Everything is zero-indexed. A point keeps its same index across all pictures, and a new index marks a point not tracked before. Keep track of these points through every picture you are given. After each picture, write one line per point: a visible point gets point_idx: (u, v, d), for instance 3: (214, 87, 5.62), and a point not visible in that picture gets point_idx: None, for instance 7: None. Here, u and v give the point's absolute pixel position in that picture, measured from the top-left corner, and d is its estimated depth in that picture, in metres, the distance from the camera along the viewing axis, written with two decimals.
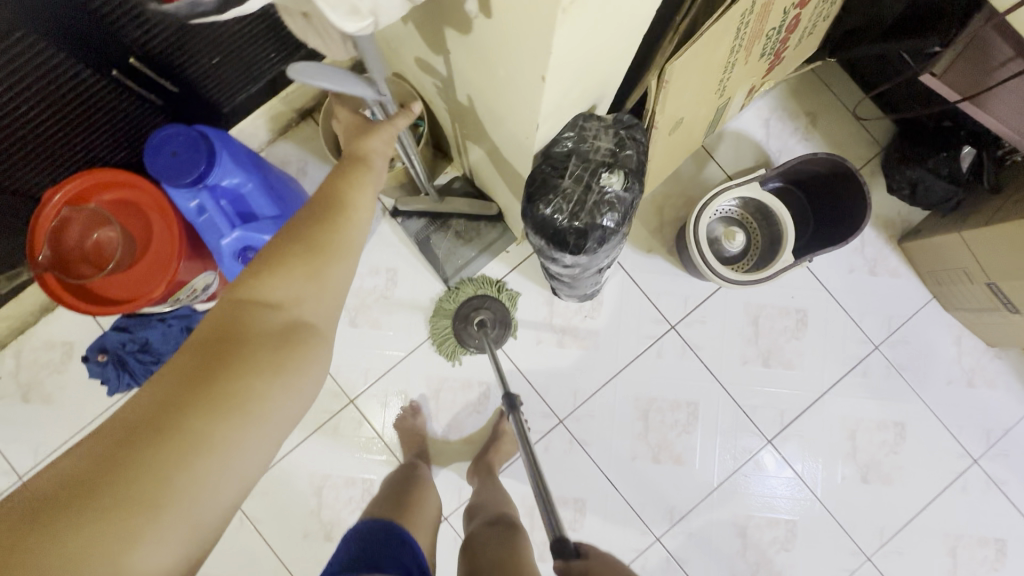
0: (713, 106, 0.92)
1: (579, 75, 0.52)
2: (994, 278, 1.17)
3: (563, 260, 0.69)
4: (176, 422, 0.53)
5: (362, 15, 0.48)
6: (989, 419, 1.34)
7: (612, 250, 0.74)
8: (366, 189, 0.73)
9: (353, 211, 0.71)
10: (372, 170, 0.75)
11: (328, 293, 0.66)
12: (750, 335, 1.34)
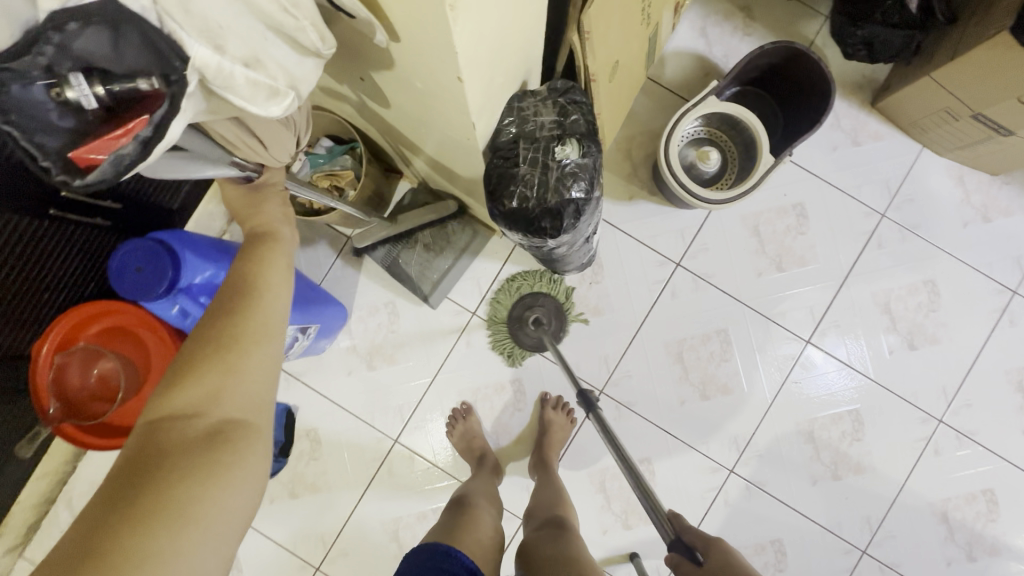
0: (644, 36, 0.88)
1: (498, 59, 0.50)
2: (977, 109, 1.13)
3: (548, 246, 0.66)
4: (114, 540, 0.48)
5: (282, 92, 0.46)
6: (1016, 247, 1.31)
7: (593, 218, 0.71)
8: (275, 268, 0.70)
9: (262, 295, 0.67)
10: (280, 242, 0.73)
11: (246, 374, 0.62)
12: (757, 246, 1.32)
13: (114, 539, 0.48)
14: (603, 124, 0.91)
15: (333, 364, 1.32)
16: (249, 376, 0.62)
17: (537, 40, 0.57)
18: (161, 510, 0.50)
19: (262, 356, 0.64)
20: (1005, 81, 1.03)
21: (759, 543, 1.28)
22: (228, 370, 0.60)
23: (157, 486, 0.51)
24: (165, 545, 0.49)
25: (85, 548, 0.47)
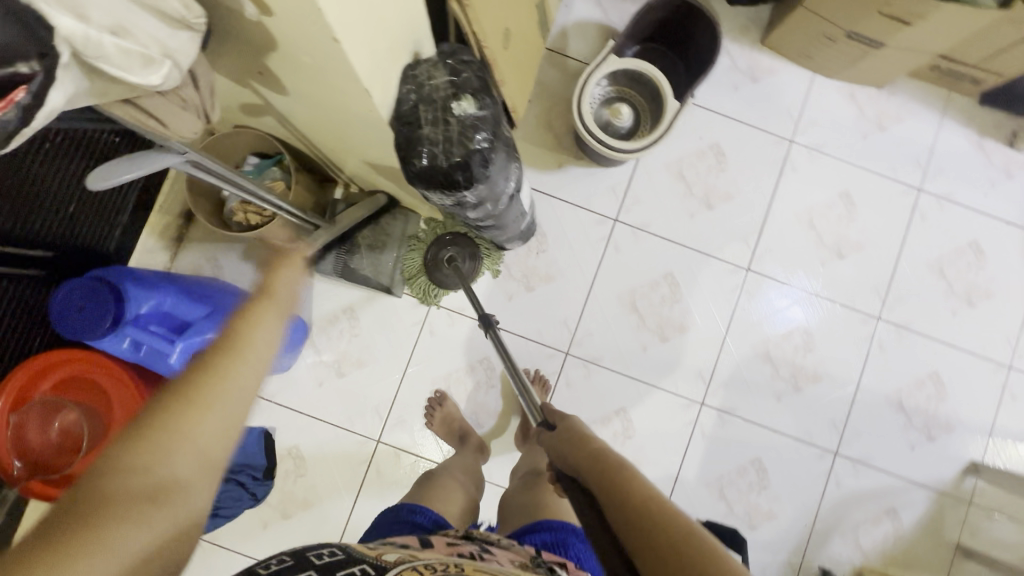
0: (531, 4, 0.94)
1: (372, 21, 0.53)
2: (849, 28, 1.23)
3: (467, 199, 0.69)
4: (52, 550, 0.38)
5: (158, 61, 0.49)
6: (912, 148, 1.42)
7: (507, 171, 0.75)
8: (291, 281, 0.58)
9: (272, 298, 0.56)
10: (290, 272, 0.60)
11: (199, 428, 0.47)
12: (684, 189, 1.39)
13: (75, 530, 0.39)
14: (510, 93, 0.97)
15: (302, 379, 1.33)
16: (244, 362, 0.50)
17: (414, 7, 0.61)
18: (107, 506, 0.41)
19: (257, 362, 0.52)
20: None
21: (739, 465, 1.35)
22: (242, 344, 0.51)
23: (129, 470, 0.43)
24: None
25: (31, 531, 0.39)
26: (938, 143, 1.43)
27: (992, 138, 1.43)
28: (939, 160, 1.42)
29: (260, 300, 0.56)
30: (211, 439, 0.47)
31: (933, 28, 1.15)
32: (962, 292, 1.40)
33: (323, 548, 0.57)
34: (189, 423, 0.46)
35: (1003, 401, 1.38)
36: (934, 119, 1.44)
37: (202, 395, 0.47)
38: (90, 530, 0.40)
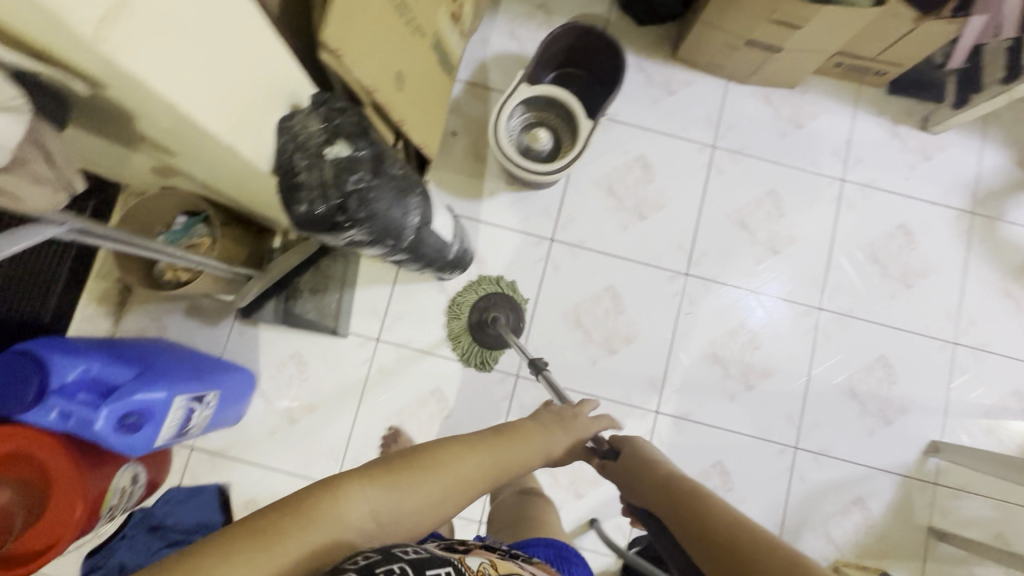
0: (425, 46, 0.98)
1: (217, 90, 0.56)
2: (748, 35, 1.29)
3: (354, 237, 0.72)
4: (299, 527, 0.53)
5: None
6: (831, 142, 1.48)
7: (400, 206, 0.77)
8: (521, 447, 0.73)
9: (519, 433, 0.74)
10: (516, 435, 0.73)
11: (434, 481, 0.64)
12: (616, 203, 1.43)
13: (316, 512, 0.55)
14: (416, 131, 1.01)
15: (254, 429, 1.33)
16: (473, 472, 0.67)
17: (275, 67, 0.64)
18: (318, 523, 0.55)
19: (469, 479, 0.67)
20: (751, 7, 1.20)
21: (702, 470, 1.34)
22: (480, 459, 0.68)
23: (363, 484, 0.60)
24: (300, 555, 0.52)
25: (278, 514, 0.54)
26: (855, 135, 1.48)
27: (904, 124, 1.48)
28: (857, 150, 1.47)
29: (511, 445, 0.72)
30: (426, 494, 0.63)
31: (821, 29, 1.21)
32: (897, 274, 1.43)
33: (404, 546, 0.56)
34: (411, 474, 0.63)
35: (953, 377, 1.40)
36: (848, 112, 1.49)
37: (427, 466, 0.65)
38: (325, 524, 0.55)
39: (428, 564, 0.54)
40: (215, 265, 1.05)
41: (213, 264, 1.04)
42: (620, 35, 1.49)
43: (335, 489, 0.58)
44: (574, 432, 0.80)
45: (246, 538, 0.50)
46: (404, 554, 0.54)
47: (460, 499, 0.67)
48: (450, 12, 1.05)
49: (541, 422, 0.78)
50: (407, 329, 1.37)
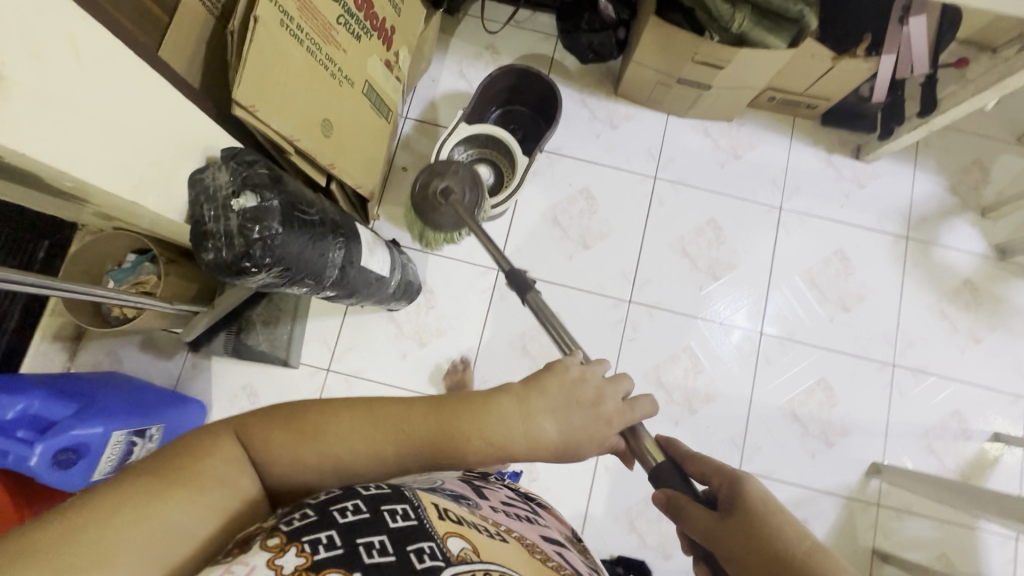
0: (356, 94, 1.04)
1: (117, 161, 0.63)
2: (678, 75, 1.35)
3: (262, 281, 0.76)
4: (179, 480, 0.40)
5: None
6: (769, 171, 1.53)
7: (312, 248, 0.81)
8: (495, 422, 0.52)
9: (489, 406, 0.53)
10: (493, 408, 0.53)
11: (349, 450, 0.48)
12: (560, 233, 1.48)
13: (204, 457, 0.43)
14: (349, 174, 1.06)
15: None
16: (409, 448, 0.50)
17: (179, 130, 0.71)
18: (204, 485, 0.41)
19: (403, 452, 0.50)
20: (676, 50, 1.27)
21: (647, 495, 1.36)
22: (415, 432, 0.50)
23: (258, 440, 0.46)
24: (192, 510, 0.39)
25: (156, 483, 0.40)
26: (791, 164, 1.54)
27: (839, 154, 1.54)
28: (794, 179, 1.53)
29: (465, 406, 0.52)
30: (345, 459, 0.48)
31: (743, 70, 1.28)
32: (836, 299, 1.47)
33: (398, 502, 0.44)
34: (317, 435, 0.48)
35: (893, 399, 1.43)
36: (785, 143, 1.55)
37: (339, 429, 0.48)
38: (213, 474, 0.42)
39: (419, 541, 0.41)
40: (162, 305, 1.09)
41: (159, 304, 1.08)
42: (564, 73, 1.56)
43: (219, 437, 0.45)
44: (580, 416, 0.57)
45: (138, 483, 0.38)
46: (391, 521, 0.41)
47: (398, 468, 0.50)
48: (382, 59, 1.10)
49: (532, 391, 0.56)
50: (358, 359, 1.40)
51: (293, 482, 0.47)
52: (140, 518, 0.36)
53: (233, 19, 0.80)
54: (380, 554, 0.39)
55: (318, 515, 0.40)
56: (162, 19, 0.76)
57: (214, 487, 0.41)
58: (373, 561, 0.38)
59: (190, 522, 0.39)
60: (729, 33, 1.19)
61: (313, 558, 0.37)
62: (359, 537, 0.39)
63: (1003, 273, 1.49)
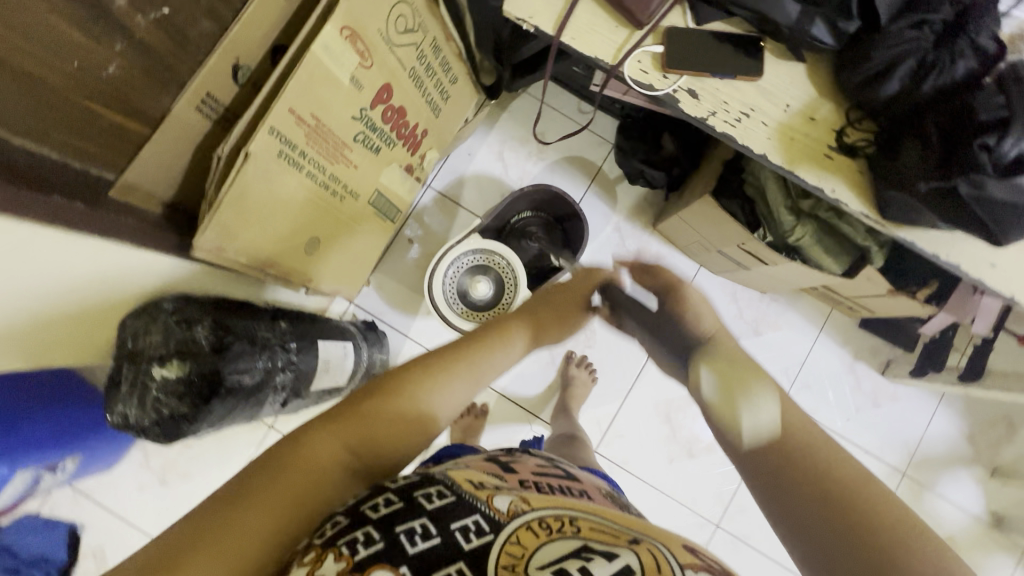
0: (359, 205, 0.95)
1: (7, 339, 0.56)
2: (720, 247, 1.23)
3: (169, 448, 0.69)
4: (252, 496, 0.43)
5: None
6: (784, 358, 1.42)
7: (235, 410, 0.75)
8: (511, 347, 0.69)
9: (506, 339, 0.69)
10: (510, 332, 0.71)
11: (419, 387, 0.55)
12: (547, 359, 1.38)
13: (279, 470, 0.45)
14: (325, 280, 0.98)
15: (124, 481, 1.31)
16: (461, 383, 0.59)
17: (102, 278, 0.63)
18: (305, 466, 0.46)
19: (459, 387, 0.58)
20: (723, 230, 1.15)
21: None
22: (456, 357, 0.60)
23: (335, 427, 0.50)
24: (260, 525, 0.42)
25: (250, 487, 0.44)
26: (810, 358, 1.42)
27: (865, 362, 1.42)
28: (808, 375, 1.42)
29: (479, 343, 0.65)
30: (415, 401, 0.54)
31: (788, 273, 1.16)
32: None
33: (432, 485, 0.47)
34: (382, 390, 0.54)
35: None
36: (812, 333, 1.43)
37: (395, 382, 0.55)
38: (295, 469, 0.46)
39: (459, 514, 0.44)
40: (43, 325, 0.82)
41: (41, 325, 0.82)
42: (607, 188, 1.43)
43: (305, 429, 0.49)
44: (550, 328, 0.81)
45: (197, 518, 0.42)
46: (429, 504, 0.45)
47: (459, 401, 0.59)
48: (402, 165, 1.00)
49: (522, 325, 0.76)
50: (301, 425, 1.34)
51: (377, 443, 0.51)
52: (218, 528, 0.41)
53: (224, 143, 0.70)
54: (423, 538, 0.42)
55: (353, 521, 0.43)
56: (143, 132, 0.67)
57: (291, 486, 0.45)
58: (417, 548, 0.41)
59: (258, 526, 0.42)
60: (783, 240, 1.06)
61: (354, 559, 0.40)
62: (398, 528, 0.42)
63: (989, 543, 1.38)
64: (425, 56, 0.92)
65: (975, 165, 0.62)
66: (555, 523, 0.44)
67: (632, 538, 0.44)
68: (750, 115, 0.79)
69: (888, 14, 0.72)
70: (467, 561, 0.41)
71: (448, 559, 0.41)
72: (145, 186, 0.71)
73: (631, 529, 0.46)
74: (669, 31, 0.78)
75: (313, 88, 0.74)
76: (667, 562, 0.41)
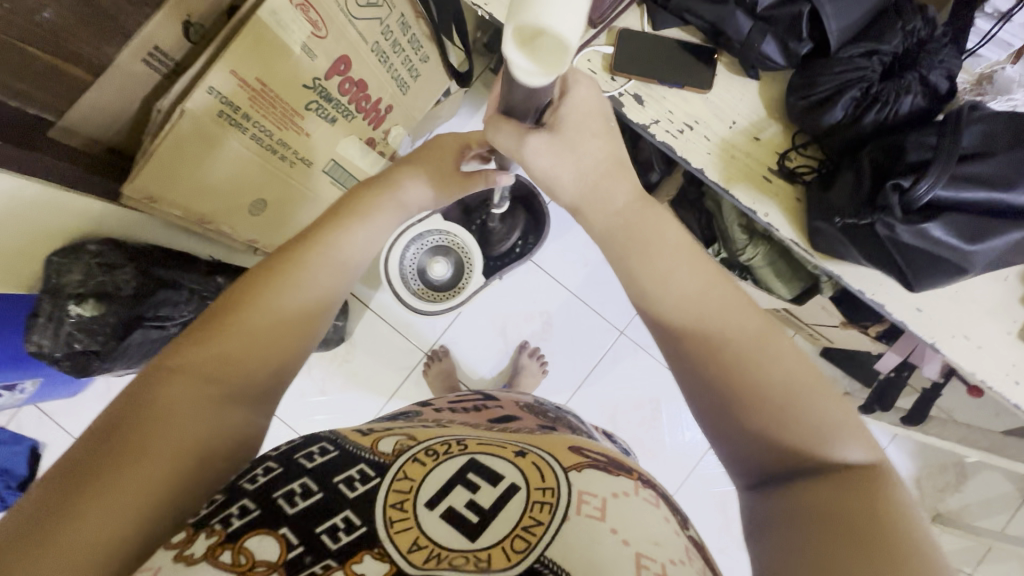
0: (312, 172, 0.97)
1: None
2: None
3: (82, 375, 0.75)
4: (118, 462, 0.40)
5: None
6: None
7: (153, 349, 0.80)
8: (371, 210, 0.61)
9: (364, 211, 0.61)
10: (387, 192, 0.63)
11: (283, 288, 0.53)
12: (501, 346, 1.40)
13: (140, 424, 0.43)
14: (274, 240, 1.01)
15: (86, 408, 1.38)
16: (331, 274, 0.56)
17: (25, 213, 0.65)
18: (169, 410, 0.44)
19: (323, 268, 0.56)
20: None
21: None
22: (322, 244, 0.56)
23: (189, 368, 0.46)
24: (127, 481, 0.40)
25: (103, 448, 0.41)
26: None
27: None
28: None
29: (357, 206, 0.61)
30: (289, 298, 0.53)
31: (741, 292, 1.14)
32: (736, 532, 1.39)
33: (313, 445, 0.47)
34: (239, 305, 0.50)
35: None
36: None
37: (257, 289, 0.52)
38: (156, 422, 0.43)
39: (345, 467, 0.44)
40: None
41: None
42: None
43: (160, 376, 0.45)
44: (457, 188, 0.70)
45: (47, 495, 0.39)
46: (307, 464, 0.45)
47: (331, 291, 0.56)
48: (362, 138, 1.02)
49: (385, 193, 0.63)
50: None
51: (255, 355, 0.50)
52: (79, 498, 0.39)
53: (165, 97, 0.73)
54: (303, 497, 0.42)
55: (228, 496, 0.42)
56: (84, 79, 0.69)
57: (157, 442, 0.42)
58: (297, 508, 0.41)
59: (133, 489, 0.40)
60: (735, 258, 1.05)
61: (228, 531, 0.39)
62: (275, 494, 0.42)
63: None
64: (390, 32, 0.91)
65: (886, 206, 0.62)
66: (441, 448, 0.46)
67: (519, 451, 0.47)
68: (693, 128, 0.78)
69: (838, 41, 0.70)
70: (354, 505, 0.41)
71: (331, 510, 0.41)
72: (87, 131, 0.73)
73: (520, 442, 0.50)
74: (621, 33, 0.78)
75: (258, 54, 0.75)
76: (552, 470, 0.44)
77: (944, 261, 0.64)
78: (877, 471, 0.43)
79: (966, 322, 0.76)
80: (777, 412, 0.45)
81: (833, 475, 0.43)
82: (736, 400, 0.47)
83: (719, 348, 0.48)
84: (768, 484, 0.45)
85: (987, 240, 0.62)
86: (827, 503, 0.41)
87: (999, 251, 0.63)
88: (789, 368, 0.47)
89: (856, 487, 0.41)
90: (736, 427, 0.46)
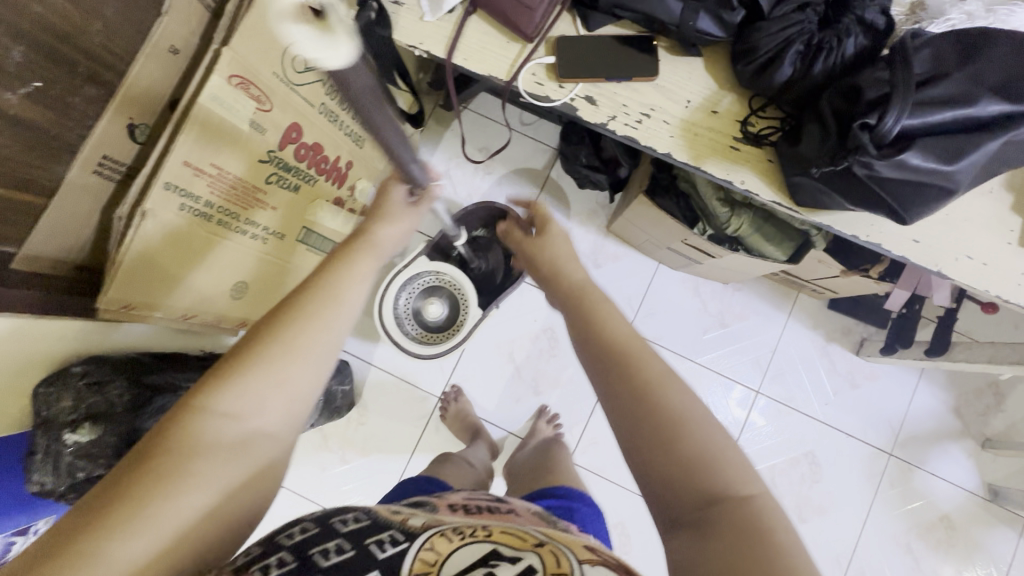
0: (286, 244, 0.95)
1: None
2: (668, 243, 1.21)
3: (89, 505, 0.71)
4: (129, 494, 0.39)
5: None
6: (757, 348, 1.40)
7: None
8: (368, 265, 0.57)
9: (370, 259, 0.57)
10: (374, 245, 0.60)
11: (283, 341, 0.48)
12: (514, 373, 1.37)
13: (165, 455, 0.42)
14: (262, 316, 0.98)
15: None
16: (338, 320, 0.52)
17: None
18: (182, 448, 0.42)
19: (325, 324, 0.50)
20: (665, 228, 1.14)
21: None
22: (330, 290, 0.52)
23: (222, 400, 0.45)
24: (134, 527, 0.39)
25: (135, 471, 0.41)
26: (781, 345, 1.40)
27: (837, 343, 1.39)
28: (781, 362, 1.39)
29: (354, 254, 0.57)
30: (314, 334, 0.49)
31: (736, 264, 1.14)
32: (791, 506, 1.35)
33: (347, 513, 0.45)
34: (270, 337, 0.48)
35: None
36: (779, 318, 1.40)
37: (275, 335, 0.48)
38: (192, 453, 0.42)
39: (373, 532, 0.42)
40: None
41: None
42: (557, 193, 1.43)
43: (189, 407, 0.44)
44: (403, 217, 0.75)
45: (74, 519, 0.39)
46: (342, 528, 0.43)
47: (326, 348, 0.50)
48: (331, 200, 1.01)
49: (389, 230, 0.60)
50: None
51: (272, 404, 0.47)
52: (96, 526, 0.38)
53: (123, 204, 0.72)
54: (337, 553, 0.41)
55: (264, 550, 0.41)
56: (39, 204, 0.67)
57: (183, 479, 0.41)
58: (330, 564, 0.40)
59: (153, 523, 0.39)
60: (722, 233, 1.05)
61: None
62: (309, 550, 0.41)
63: (988, 517, 1.33)
64: (334, 90, 0.91)
65: (859, 147, 0.61)
66: (468, 527, 0.43)
67: (538, 540, 0.42)
68: (650, 115, 0.78)
69: (768, 2, 0.71)
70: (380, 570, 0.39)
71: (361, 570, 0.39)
72: (51, 254, 0.70)
73: (538, 531, 0.45)
74: (558, 42, 0.78)
75: (209, 141, 0.75)
76: (569, 559, 0.40)
77: (930, 186, 0.63)
78: (753, 505, 0.41)
79: (965, 240, 0.75)
80: (677, 447, 0.43)
81: (741, 517, 0.40)
82: (643, 415, 0.44)
83: (614, 350, 0.48)
84: (673, 517, 0.43)
85: (965, 156, 0.61)
86: (735, 536, 0.40)
87: (978, 164, 0.63)
88: (700, 414, 0.45)
89: (749, 525, 0.40)
90: (640, 454, 0.44)
